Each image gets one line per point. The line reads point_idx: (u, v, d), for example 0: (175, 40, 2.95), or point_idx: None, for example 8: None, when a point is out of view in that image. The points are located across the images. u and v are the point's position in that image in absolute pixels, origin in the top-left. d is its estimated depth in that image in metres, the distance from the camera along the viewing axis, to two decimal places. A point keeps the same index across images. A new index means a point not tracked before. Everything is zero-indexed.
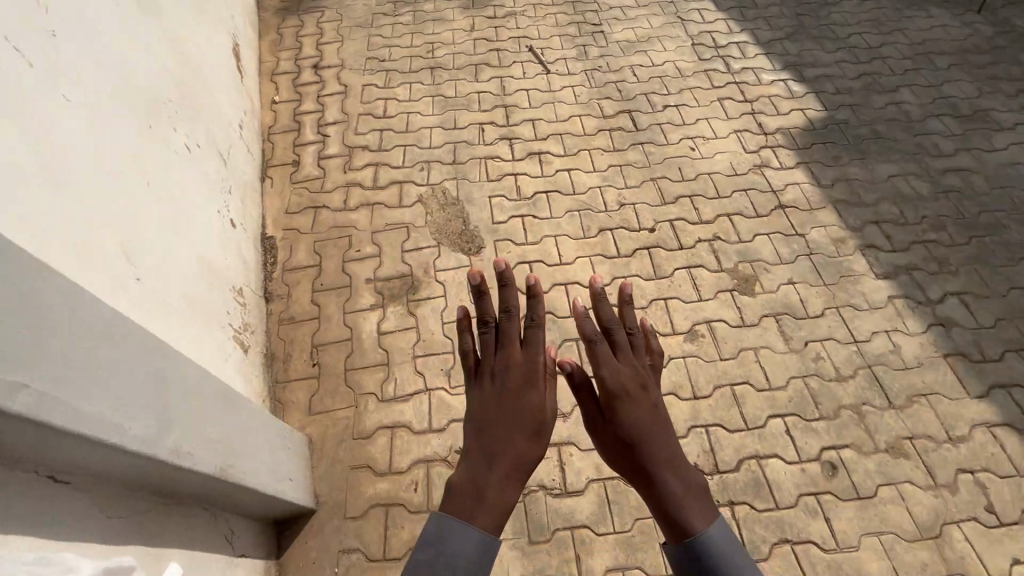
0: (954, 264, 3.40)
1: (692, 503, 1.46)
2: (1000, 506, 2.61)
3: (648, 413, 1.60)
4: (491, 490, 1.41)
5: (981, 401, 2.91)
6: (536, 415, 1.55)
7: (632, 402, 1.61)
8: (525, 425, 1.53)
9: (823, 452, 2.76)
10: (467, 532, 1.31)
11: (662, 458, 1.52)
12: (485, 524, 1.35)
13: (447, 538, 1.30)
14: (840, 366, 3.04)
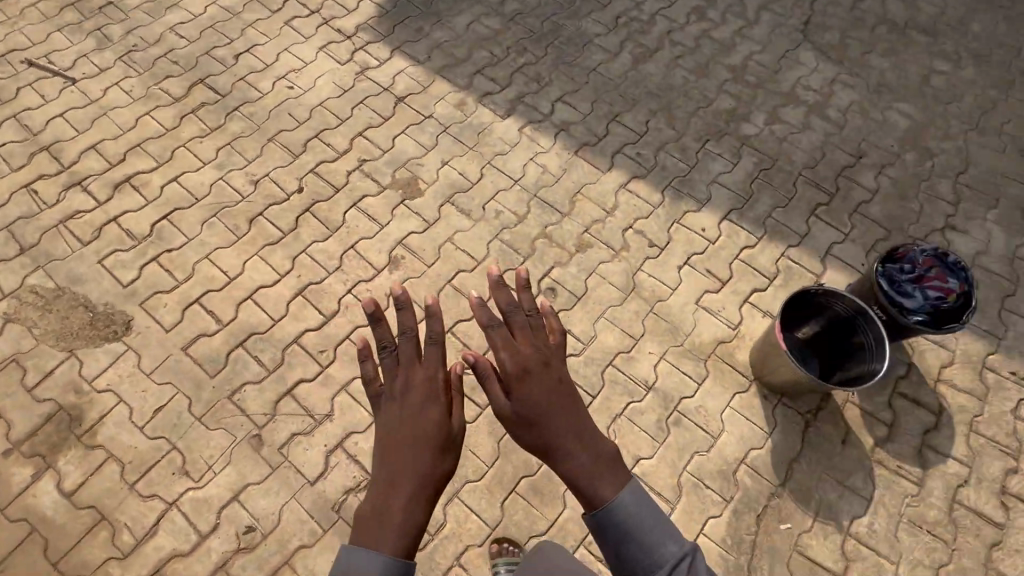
0: (547, 75, 3.84)
1: (603, 477, 1.35)
2: (653, 238, 3.23)
3: (553, 392, 1.44)
4: (396, 516, 1.30)
5: (613, 169, 3.48)
6: (435, 429, 1.42)
7: (537, 382, 1.43)
8: (425, 442, 1.40)
9: (540, 284, 3.08)
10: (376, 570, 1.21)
11: (569, 437, 1.38)
12: (394, 551, 1.25)
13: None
14: (515, 208, 3.32)
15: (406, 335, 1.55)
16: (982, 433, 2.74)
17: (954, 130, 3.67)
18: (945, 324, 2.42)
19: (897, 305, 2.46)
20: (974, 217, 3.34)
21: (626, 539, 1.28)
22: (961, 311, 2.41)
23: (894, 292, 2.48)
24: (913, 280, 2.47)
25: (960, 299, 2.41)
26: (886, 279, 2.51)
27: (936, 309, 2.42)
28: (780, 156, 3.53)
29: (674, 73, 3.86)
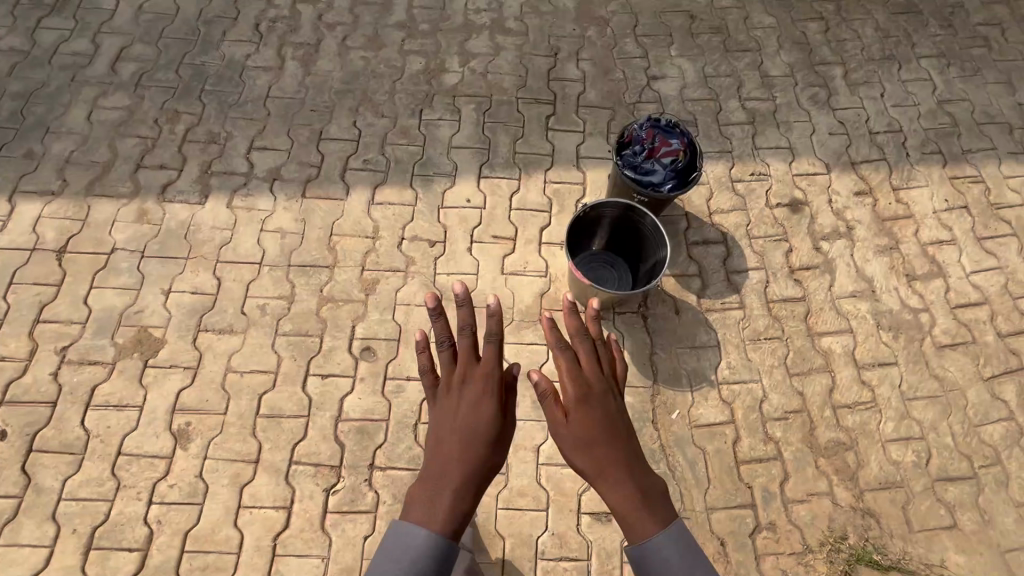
0: (219, 129, 3.22)
1: (645, 520, 1.37)
2: (430, 236, 3.02)
3: (609, 420, 1.50)
4: (438, 510, 1.33)
5: (351, 191, 3.11)
6: (482, 428, 1.44)
7: (595, 404, 1.51)
8: (472, 443, 1.43)
9: (353, 351, 2.75)
10: (418, 554, 1.25)
11: (621, 472, 1.43)
12: (436, 538, 1.28)
13: (394, 557, 1.25)
14: (277, 291, 2.85)
15: (464, 330, 1.57)
16: (758, 235, 3.15)
17: None
18: (689, 177, 2.61)
19: (647, 185, 2.60)
20: (663, 60, 3.63)
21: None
22: (693, 160, 2.61)
23: (639, 175, 2.61)
24: (647, 155, 2.61)
25: (687, 150, 2.61)
26: (628, 168, 2.62)
27: (676, 169, 2.59)
28: (493, 89, 3.43)
29: (350, 58, 3.48)
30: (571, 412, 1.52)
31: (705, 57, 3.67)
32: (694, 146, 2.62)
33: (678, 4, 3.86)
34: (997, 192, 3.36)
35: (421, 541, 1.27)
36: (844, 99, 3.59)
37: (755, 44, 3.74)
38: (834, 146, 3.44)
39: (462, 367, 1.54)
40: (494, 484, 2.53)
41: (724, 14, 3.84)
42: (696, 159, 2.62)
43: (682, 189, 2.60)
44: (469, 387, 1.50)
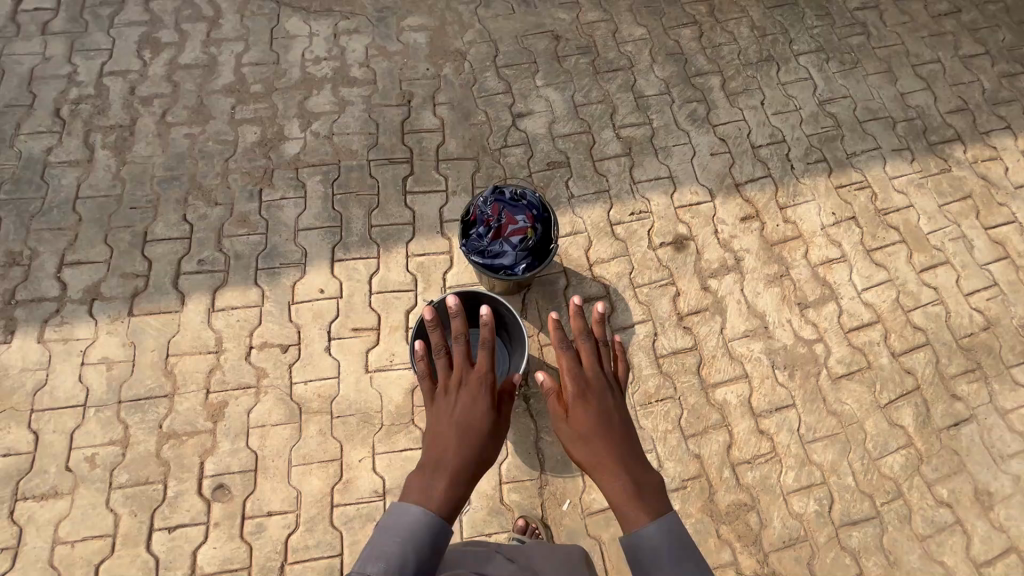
0: (23, 246, 2.77)
1: (638, 512, 1.42)
2: (282, 340, 2.69)
3: (605, 418, 1.62)
4: (434, 494, 1.46)
5: (186, 300, 2.73)
6: (470, 426, 1.62)
7: (593, 403, 1.65)
8: (467, 439, 1.60)
9: (202, 493, 2.43)
10: (412, 531, 1.37)
11: (614, 463, 1.53)
12: (431, 518, 1.41)
13: (389, 533, 1.36)
14: (107, 436, 2.48)
15: (459, 341, 1.81)
16: (643, 283, 2.92)
17: (465, 15, 3.49)
18: (544, 251, 2.37)
19: (497, 269, 2.35)
20: (529, 91, 3.31)
21: (653, 565, 1.32)
22: (546, 232, 2.37)
23: (488, 258, 2.34)
24: (494, 234, 2.34)
25: (537, 222, 2.35)
26: (475, 251, 2.35)
27: (527, 246, 2.33)
28: (341, 154, 3.06)
29: (172, 137, 3.04)
30: (569, 411, 1.65)
31: (574, 82, 3.35)
32: (546, 215, 2.37)
33: (541, 24, 3.50)
34: (884, 196, 3.22)
35: (417, 518, 1.40)
36: (725, 112, 3.35)
37: (627, 60, 3.43)
38: (718, 168, 3.21)
39: (459, 373, 1.75)
40: None
41: (592, 29, 3.51)
42: (549, 229, 2.37)
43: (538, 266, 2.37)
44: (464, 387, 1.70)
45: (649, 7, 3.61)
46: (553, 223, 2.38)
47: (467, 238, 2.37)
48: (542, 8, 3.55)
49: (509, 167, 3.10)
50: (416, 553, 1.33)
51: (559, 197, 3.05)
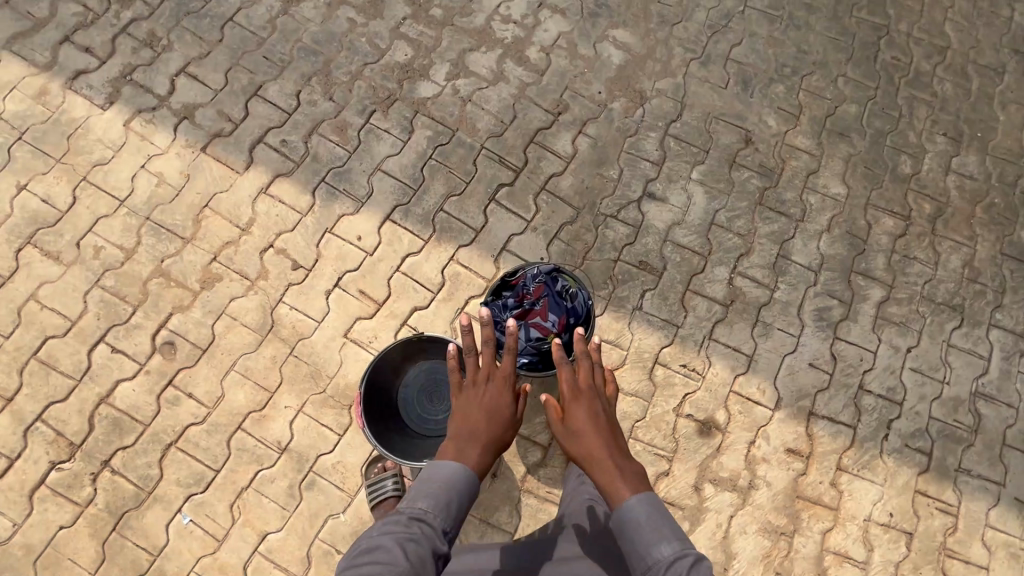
0: (164, 34, 2.87)
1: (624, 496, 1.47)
2: (299, 257, 2.68)
3: (600, 422, 1.61)
4: (468, 459, 1.59)
5: (250, 168, 2.75)
6: (497, 411, 1.68)
7: (590, 408, 1.63)
8: (493, 425, 1.66)
9: (154, 339, 2.54)
10: (449, 487, 1.53)
11: (606, 455, 1.55)
12: (465, 472, 1.57)
13: (426, 494, 1.51)
14: (119, 240, 2.62)
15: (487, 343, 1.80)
16: (641, 437, 2.58)
17: (674, 62, 3.06)
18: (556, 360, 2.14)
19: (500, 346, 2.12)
20: (676, 176, 2.91)
21: (643, 545, 1.41)
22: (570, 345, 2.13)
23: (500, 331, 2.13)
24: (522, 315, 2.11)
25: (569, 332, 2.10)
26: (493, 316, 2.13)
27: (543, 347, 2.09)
28: (462, 124, 2.87)
29: (337, 15, 2.97)
30: (568, 418, 1.62)
31: (728, 199, 2.90)
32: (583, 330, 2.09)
33: (742, 117, 3.01)
34: (964, 537, 2.58)
35: (456, 471, 1.56)
36: (859, 332, 2.78)
37: (799, 210, 2.90)
38: (804, 382, 2.71)
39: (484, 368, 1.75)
40: (202, 545, 2.36)
41: (789, 155, 2.97)
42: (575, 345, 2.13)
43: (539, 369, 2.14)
44: (490, 381, 1.72)
45: (867, 171, 2.98)
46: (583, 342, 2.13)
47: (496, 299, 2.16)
48: (755, 101, 3.04)
49: (602, 239, 2.78)
50: (456, 501, 1.53)
51: (625, 300, 2.72)
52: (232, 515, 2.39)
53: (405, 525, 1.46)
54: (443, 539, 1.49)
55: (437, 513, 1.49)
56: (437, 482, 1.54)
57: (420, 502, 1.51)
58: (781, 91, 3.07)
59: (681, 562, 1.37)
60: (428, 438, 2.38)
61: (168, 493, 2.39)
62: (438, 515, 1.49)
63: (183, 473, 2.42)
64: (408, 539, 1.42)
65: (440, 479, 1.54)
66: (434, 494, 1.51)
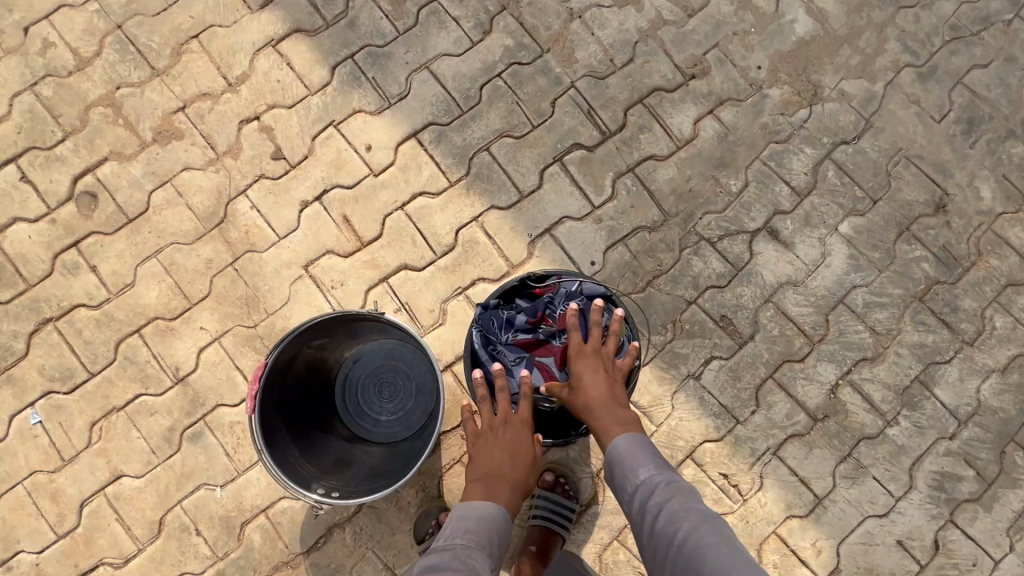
0: None
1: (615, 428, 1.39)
2: (284, 146, 2.00)
3: (604, 373, 1.46)
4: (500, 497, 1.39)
5: (266, 9, 2.05)
6: (519, 457, 1.43)
7: (599, 366, 1.45)
8: (523, 468, 1.43)
9: (75, 184, 1.95)
10: (484, 529, 1.30)
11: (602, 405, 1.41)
12: (498, 513, 1.35)
13: (461, 528, 1.30)
14: (75, 43, 2.00)
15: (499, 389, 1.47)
16: (628, 543, 1.87)
17: (881, 59, 2.10)
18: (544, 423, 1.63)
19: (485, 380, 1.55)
20: (817, 219, 2.03)
21: (624, 472, 1.34)
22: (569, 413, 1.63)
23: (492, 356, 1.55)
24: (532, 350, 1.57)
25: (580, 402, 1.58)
26: (495, 333, 1.56)
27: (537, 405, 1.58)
28: (556, 46, 2.06)
29: None
30: (574, 386, 1.44)
31: (878, 277, 2.00)
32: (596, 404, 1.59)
33: (946, 171, 2.05)
34: None
35: (490, 512, 1.34)
36: (986, 527, 1.92)
37: (973, 329, 1.98)
38: (880, 562, 1.89)
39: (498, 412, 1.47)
40: (41, 456, 1.84)
41: (991, 248, 2.02)
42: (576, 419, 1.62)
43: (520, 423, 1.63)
44: (506, 424, 1.46)
45: None
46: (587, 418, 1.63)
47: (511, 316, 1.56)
48: (974, 155, 2.07)
49: (683, 267, 1.96)
50: (496, 541, 1.31)
51: (680, 359, 1.93)
52: (89, 435, 1.85)
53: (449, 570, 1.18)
54: None
55: (483, 550, 1.27)
56: (474, 521, 1.31)
57: (458, 548, 1.25)
58: (1020, 153, 2.08)
59: (658, 482, 1.30)
60: (359, 442, 1.75)
61: (25, 378, 1.87)
62: (483, 557, 1.25)
63: (52, 361, 1.88)
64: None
65: (479, 519, 1.31)
66: (472, 537, 1.28)
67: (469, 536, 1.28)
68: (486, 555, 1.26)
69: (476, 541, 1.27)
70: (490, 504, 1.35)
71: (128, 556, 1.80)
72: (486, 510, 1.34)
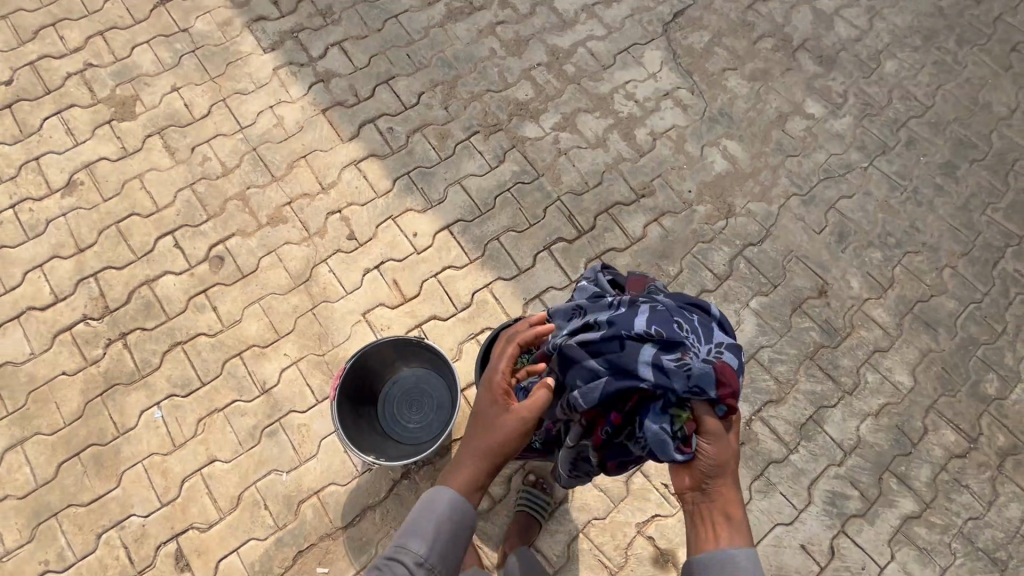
0: (338, 10, 3.28)
1: (743, 537, 1.27)
2: (356, 230, 2.87)
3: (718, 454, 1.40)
4: (464, 477, 1.39)
5: (353, 141, 3.04)
6: (496, 440, 1.41)
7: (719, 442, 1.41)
8: (499, 448, 1.41)
9: (210, 250, 2.81)
10: (447, 510, 1.33)
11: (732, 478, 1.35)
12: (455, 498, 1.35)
13: (426, 506, 1.35)
14: (225, 158, 2.96)
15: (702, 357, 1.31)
16: (591, 534, 2.44)
17: (775, 189, 3.01)
18: (626, 393, 1.31)
19: (635, 331, 1.30)
20: (733, 297, 2.81)
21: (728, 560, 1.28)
22: (611, 416, 1.35)
23: (674, 330, 1.31)
24: (720, 392, 1.28)
25: (665, 437, 1.29)
26: (704, 331, 1.35)
27: (651, 378, 1.25)
28: (548, 172, 3.00)
29: (483, 42, 3.27)
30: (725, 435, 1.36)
31: (778, 340, 2.74)
32: (665, 454, 1.31)
33: (825, 267, 2.87)
34: None
35: (447, 499, 1.35)
36: (872, 537, 2.47)
37: (851, 382, 2.68)
38: (788, 561, 2.42)
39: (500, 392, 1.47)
40: (159, 442, 2.50)
41: (861, 323, 2.78)
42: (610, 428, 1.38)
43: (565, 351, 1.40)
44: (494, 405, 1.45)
45: (943, 373, 2.72)
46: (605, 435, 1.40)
47: (732, 352, 1.33)
48: (845, 257, 2.89)
49: None
50: (451, 526, 1.32)
51: None
52: (196, 428, 2.53)
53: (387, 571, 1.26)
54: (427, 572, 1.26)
55: (438, 534, 1.30)
56: (422, 517, 1.34)
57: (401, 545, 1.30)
58: (877, 257, 2.90)
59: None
60: (391, 439, 2.41)
61: (156, 384, 2.58)
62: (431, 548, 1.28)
63: (177, 373, 2.61)
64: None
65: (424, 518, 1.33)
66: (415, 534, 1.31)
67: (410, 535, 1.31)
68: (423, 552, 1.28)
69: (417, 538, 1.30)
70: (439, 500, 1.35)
71: (212, 522, 2.40)
72: (435, 506, 1.34)
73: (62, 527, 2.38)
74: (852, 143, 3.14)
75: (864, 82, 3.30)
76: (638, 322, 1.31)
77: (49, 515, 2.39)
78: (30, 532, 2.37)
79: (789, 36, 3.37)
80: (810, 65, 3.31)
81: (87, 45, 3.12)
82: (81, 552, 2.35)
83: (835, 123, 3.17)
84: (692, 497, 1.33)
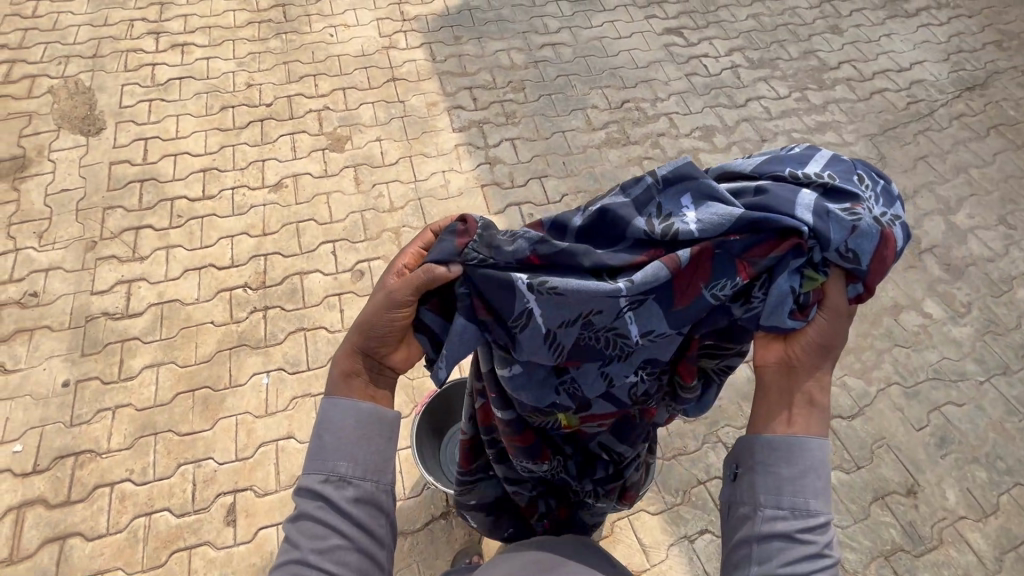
0: (520, 116, 4.01)
1: (821, 426, 1.22)
2: None
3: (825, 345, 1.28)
4: (347, 377, 1.34)
5: (498, 215, 3.55)
6: (370, 318, 1.30)
7: None
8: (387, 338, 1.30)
9: (356, 264, 3.33)
10: (350, 424, 1.30)
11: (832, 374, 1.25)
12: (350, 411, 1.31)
13: (326, 425, 1.30)
14: (395, 199, 3.60)
15: (881, 224, 1.17)
16: None
17: (877, 372, 2.99)
18: (759, 242, 1.18)
19: (802, 172, 1.21)
20: None
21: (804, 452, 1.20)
22: (738, 272, 1.19)
23: (850, 181, 1.20)
24: (872, 263, 1.18)
25: (790, 295, 1.20)
26: (883, 197, 1.22)
27: (810, 221, 1.14)
28: None
29: (629, 169, 3.78)
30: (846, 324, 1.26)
31: (853, 525, 2.56)
32: (775, 321, 1.22)
33: (919, 467, 2.73)
34: None
35: (345, 415, 1.30)
36: None
37: None
38: None
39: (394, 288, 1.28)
40: (256, 404, 2.85)
41: (951, 541, 2.55)
42: (721, 289, 1.21)
43: (623, 219, 1.24)
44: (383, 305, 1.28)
45: None
46: (702, 292, 1.22)
47: (905, 232, 1.20)
48: (943, 464, 2.74)
49: (701, 456, 2.73)
50: (367, 436, 1.30)
51: (682, 520, 2.57)
52: (288, 404, 2.86)
53: (314, 521, 1.22)
54: (355, 487, 1.26)
55: (354, 446, 1.28)
56: (325, 452, 1.27)
57: (315, 488, 1.25)
58: (981, 477, 2.72)
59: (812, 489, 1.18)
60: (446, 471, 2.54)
61: (273, 356, 3.00)
62: (352, 468, 1.27)
63: (293, 352, 3.01)
64: (331, 535, 1.21)
65: (326, 446, 1.28)
66: (326, 467, 1.26)
67: (323, 471, 1.26)
68: (344, 474, 1.26)
69: (330, 468, 1.26)
70: (338, 419, 1.30)
71: (268, 491, 2.62)
72: (331, 431, 1.29)
73: (155, 447, 2.72)
74: (969, 353, 3.09)
75: (992, 300, 3.30)
76: (809, 168, 1.21)
77: (150, 432, 2.75)
78: (132, 439, 2.73)
79: (918, 237, 3.52)
80: (935, 269, 3.40)
81: (331, 94, 4.07)
82: (159, 473, 2.65)
83: (952, 329, 3.17)
84: (784, 373, 1.25)
